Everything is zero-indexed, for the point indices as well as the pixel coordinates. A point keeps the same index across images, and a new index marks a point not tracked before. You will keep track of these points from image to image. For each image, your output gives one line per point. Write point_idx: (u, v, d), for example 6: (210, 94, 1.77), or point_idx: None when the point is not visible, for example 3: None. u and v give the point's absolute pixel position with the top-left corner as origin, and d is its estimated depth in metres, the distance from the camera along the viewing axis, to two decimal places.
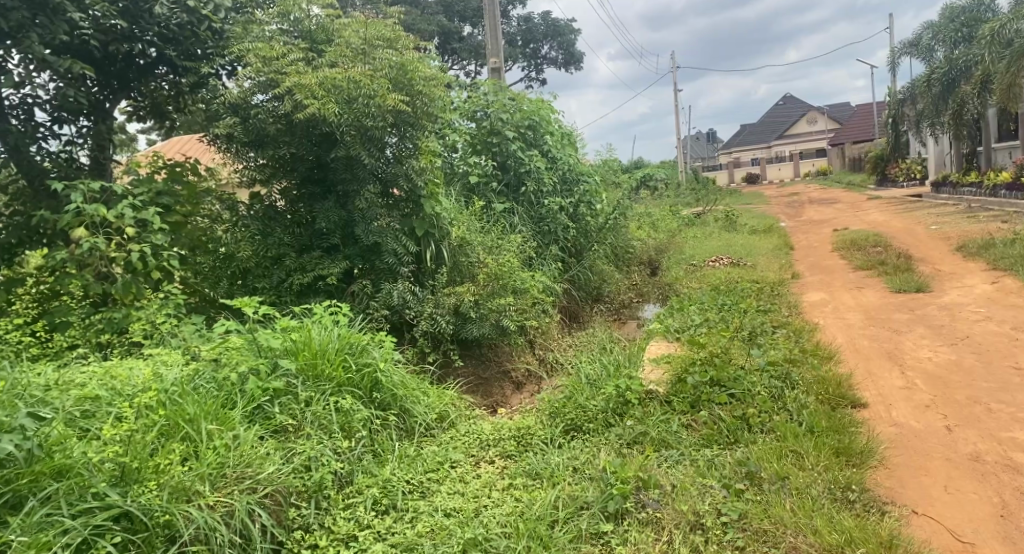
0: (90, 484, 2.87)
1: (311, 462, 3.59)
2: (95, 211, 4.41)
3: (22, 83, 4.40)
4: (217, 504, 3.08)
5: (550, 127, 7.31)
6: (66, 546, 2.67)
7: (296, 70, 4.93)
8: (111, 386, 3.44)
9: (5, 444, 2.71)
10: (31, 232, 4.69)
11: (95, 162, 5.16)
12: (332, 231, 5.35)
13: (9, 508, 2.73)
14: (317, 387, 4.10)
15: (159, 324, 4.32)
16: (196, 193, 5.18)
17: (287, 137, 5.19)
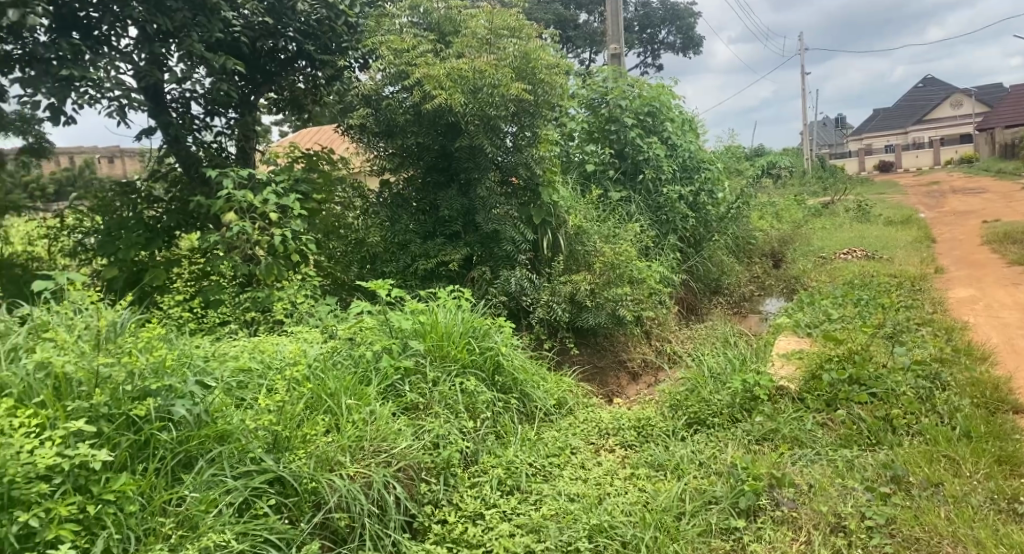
0: (248, 449, 3.09)
1: (439, 440, 3.73)
2: (245, 196, 4.76)
3: (182, 79, 4.78)
4: (357, 475, 3.25)
5: (671, 113, 7.12)
6: (230, 504, 2.90)
7: (425, 61, 5.05)
8: (261, 358, 3.71)
9: (179, 408, 2.95)
10: (187, 217, 5.16)
11: (241, 151, 5.56)
12: (454, 218, 5.48)
13: (182, 467, 2.96)
14: (443, 368, 4.25)
15: (298, 304, 4.60)
16: (330, 180, 5.47)
17: (415, 128, 5.35)
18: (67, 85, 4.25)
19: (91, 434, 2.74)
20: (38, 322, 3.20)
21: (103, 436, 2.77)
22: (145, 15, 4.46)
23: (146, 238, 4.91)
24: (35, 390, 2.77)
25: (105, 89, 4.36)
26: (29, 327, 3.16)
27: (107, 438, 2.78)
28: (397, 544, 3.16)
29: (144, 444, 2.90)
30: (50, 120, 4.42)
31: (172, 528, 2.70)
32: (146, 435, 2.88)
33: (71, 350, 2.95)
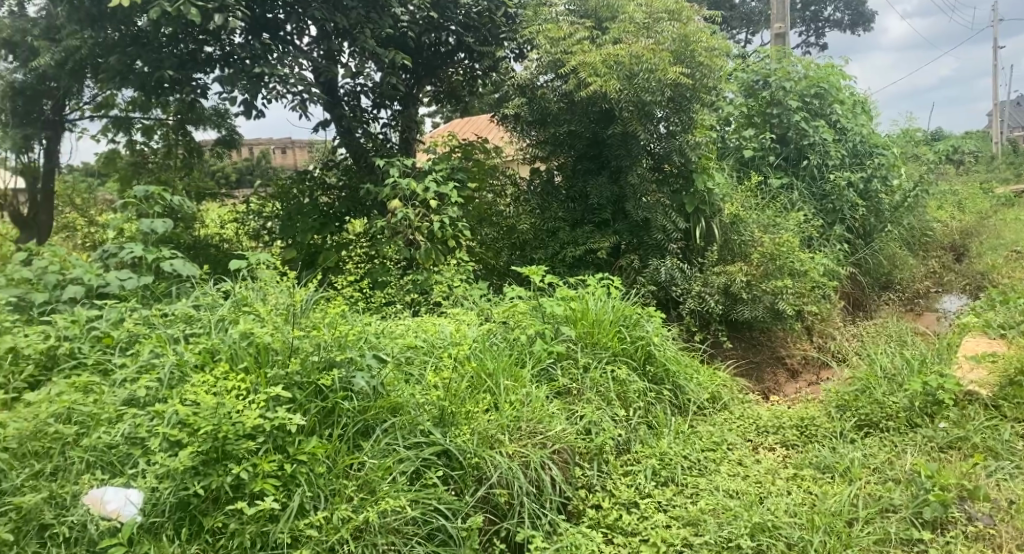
0: (418, 422, 3.28)
1: (592, 426, 3.74)
2: (408, 184, 5.02)
3: (356, 73, 5.09)
4: (515, 454, 3.35)
5: (840, 95, 6.66)
6: (403, 472, 3.08)
7: (582, 48, 5.03)
8: (425, 337, 3.90)
9: (359, 380, 3.21)
10: (356, 204, 5.52)
11: (404, 141, 5.84)
12: (603, 206, 5.39)
13: (361, 435, 3.19)
14: (594, 354, 4.23)
15: (455, 287, 4.79)
16: (484, 168, 5.64)
17: (568, 116, 5.38)
18: (260, 81, 4.66)
19: (287, 399, 3.04)
20: (240, 297, 3.65)
21: (296, 401, 3.07)
22: (326, 14, 4.78)
23: (320, 223, 5.35)
24: (240, 357, 3.13)
25: (290, 84, 4.74)
26: (233, 301, 3.61)
27: (300, 403, 3.07)
28: (554, 525, 3.22)
29: (330, 411, 3.16)
30: (244, 114, 4.87)
31: (354, 490, 2.92)
32: (331, 403, 3.14)
33: (265, 325, 3.31)
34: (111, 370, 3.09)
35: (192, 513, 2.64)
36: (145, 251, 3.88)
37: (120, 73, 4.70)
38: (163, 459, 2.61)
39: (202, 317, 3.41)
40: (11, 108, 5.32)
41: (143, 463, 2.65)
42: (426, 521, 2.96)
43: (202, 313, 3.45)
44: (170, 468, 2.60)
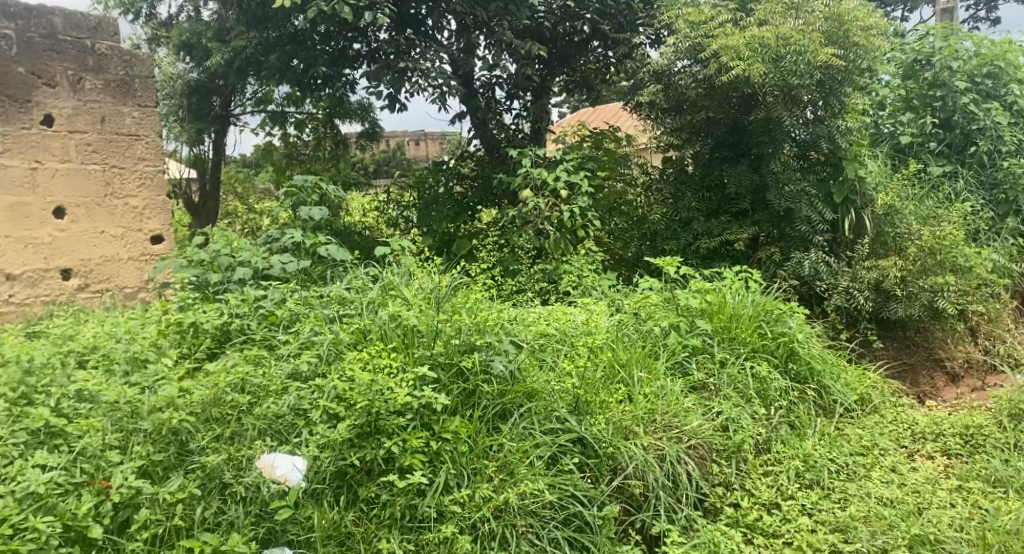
0: (553, 409, 3.31)
1: (729, 423, 3.60)
2: (540, 174, 5.04)
3: (493, 65, 5.16)
4: (651, 447, 3.30)
5: (1018, 74, 6.05)
6: (540, 456, 3.12)
7: (724, 32, 4.85)
8: (559, 325, 3.93)
9: (497, 363, 3.33)
10: (488, 193, 5.65)
11: (536, 131, 5.81)
12: (742, 195, 5.17)
13: (499, 417, 3.27)
14: (732, 350, 4.06)
15: (584, 277, 4.77)
16: (616, 157, 5.55)
17: (706, 102, 5.20)
18: (404, 76, 4.86)
19: (432, 379, 3.19)
20: (387, 281, 3.90)
21: (440, 382, 3.22)
22: (466, 8, 4.90)
23: (454, 212, 5.50)
24: (388, 336, 3.36)
25: (432, 78, 4.89)
26: (381, 285, 3.87)
27: (443, 384, 3.21)
28: (690, 520, 3.15)
29: (471, 393, 3.27)
30: (388, 107, 5.10)
31: (494, 471, 3.00)
32: (472, 385, 3.25)
33: (415, 308, 3.55)
34: (276, 346, 3.39)
35: (349, 482, 2.84)
36: (304, 237, 4.25)
37: (279, 71, 5.04)
38: (324, 431, 2.82)
39: (355, 300, 3.71)
40: (186, 105, 5.93)
41: (306, 433, 2.88)
42: (563, 506, 2.99)
43: (354, 296, 3.75)
44: (330, 438, 2.80)
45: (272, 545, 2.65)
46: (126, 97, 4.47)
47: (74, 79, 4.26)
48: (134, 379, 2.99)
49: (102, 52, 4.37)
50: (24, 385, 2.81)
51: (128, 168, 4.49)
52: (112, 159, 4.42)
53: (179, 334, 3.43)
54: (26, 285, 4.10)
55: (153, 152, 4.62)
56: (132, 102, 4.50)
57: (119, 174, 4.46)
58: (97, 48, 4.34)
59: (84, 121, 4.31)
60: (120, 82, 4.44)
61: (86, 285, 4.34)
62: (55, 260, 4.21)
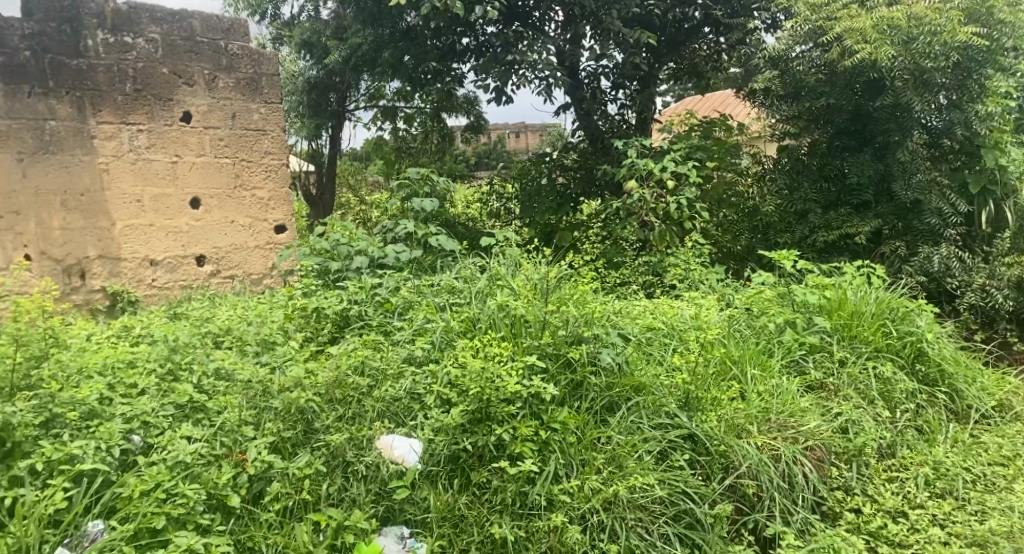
0: (662, 404, 3.26)
1: (851, 426, 3.42)
2: (646, 164, 4.89)
3: (600, 56, 5.06)
4: (765, 447, 3.19)
5: None
6: (649, 451, 3.09)
7: (849, 13, 4.64)
8: (666, 319, 3.88)
9: (605, 355, 3.32)
10: (591, 184, 5.58)
11: (642, 120, 5.64)
12: (865, 186, 4.88)
13: (607, 409, 3.25)
14: (853, 350, 3.85)
15: (691, 269, 4.64)
16: (726, 145, 5.32)
17: (827, 88, 4.94)
18: (511, 69, 4.90)
19: (540, 369, 3.22)
20: (494, 271, 3.96)
21: (548, 372, 3.23)
22: None
23: (557, 204, 5.50)
24: (497, 326, 3.42)
25: (538, 70, 4.89)
26: (489, 276, 3.94)
27: (551, 374, 3.23)
28: (808, 524, 3.02)
29: (578, 385, 3.27)
30: (495, 99, 5.16)
31: (603, 464, 2.99)
32: (580, 377, 3.26)
33: (523, 298, 3.60)
34: (392, 331, 3.56)
35: (463, 466, 2.93)
36: (416, 228, 4.42)
37: (393, 67, 5.24)
38: (438, 415, 2.95)
39: (464, 290, 3.81)
40: (305, 101, 6.25)
41: (422, 417, 3.02)
42: (672, 502, 2.94)
43: (463, 285, 3.85)
44: (444, 423, 2.92)
45: (391, 523, 2.77)
46: (254, 94, 4.78)
47: (210, 78, 4.57)
48: (264, 360, 3.21)
49: (234, 52, 4.67)
50: (171, 363, 3.07)
51: (255, 161, 4.82)
52: (241, 153, 4.75)
53: (303, 318, 3.64)
54: (168, 270, 4.45)
55: (277, 146, 4.93)
56: (259, 98, 4.81)
57: (247, 167, 4.79)
58: (230, 49, 4.64)
59: (217, 117, 4.62)
60: (249, 80, 4.75)
61: (218, 270, 4.68)
62: (191, 247, 4.55)
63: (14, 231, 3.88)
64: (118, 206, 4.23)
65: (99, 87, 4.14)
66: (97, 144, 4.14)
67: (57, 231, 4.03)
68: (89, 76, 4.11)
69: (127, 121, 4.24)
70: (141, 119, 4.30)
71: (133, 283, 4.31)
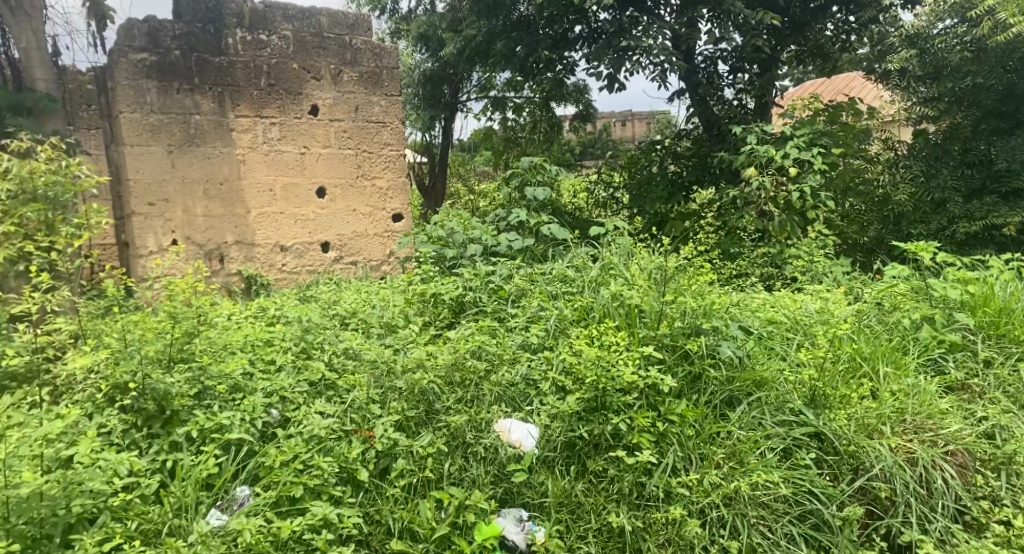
0: (786, 399, 3.14)
1: (998, 431, 3.16)
2: (767, 151, 4.68)
3: (719, 39, 4.92)
4: (899, 449, 3.01)
5: None
6: (772, 449, 2.98)
7: None
8: (789, 312, 3.73)
9: (725, 348, 3.23)
10: (706, 172, 5.35)
11: (761, 105, 5.38)
12: (1016, 172, 4.65)
13: (726, 404, 3.16)
14: (1001, 349, 3.55)
15: (815, 262, 4.45)
16: (854, 130, 5.03)
17: (973, 67, 4.97)
18: (625, 55, 4.83)
19: (658, 360, 3.17)
20: (607, 261, 3.92)
21: (666, 362, 3.18)
22: None
23: (668, 193, 5.25)
24: (612, 315, 3.40)
25: (653, 55, 4.78)
26: (602, 264, 3.91)
27: (669, 365, 3.17)
28: (949, 533, 2.81)
29: (697, 377, 3.20)
30: (607, 87, 5.11)
31: (723, 459, 2.91)
32: (699, 369, 3.18)
33: (638, 287, 3.55)
34: (506, 318, 3.62)
35: (579, 454, 2.94)
36: (529, 216, 4.48)
37: (505, 57, 5.30)
38: (554, 402, 2.98)
39: (577, 279, 3.80)
40: (421, 93, 6.47)
41: (538, 402, 3.07)
42: (797, 502, 2.83)
43: (576, 274, 3.85)
44: (561, 410, 2.94)
45: (509, 505, 2.82)
46: (375, 87, 4.99)
47: (335, 72, 4.81)
48: (388, 341, 3.36)
49: (357, 47, 4.89)
50: (305, 342, 3.26)
51: (375, 152, 5.04)
52: (362, 145, 4.97)
53: (423, 303, 3.77)
54: (296, 256, 4.73)
55: (396, 138, 5.14)
56: (380, 91, 5.03)
57: (368, 158, 5.01)
58: (353, 43, 4.87)
59: (342, 110, 4.86)
60: (371, 73, 4.96)
61: (341, 256, 4.94)
62: (317, 234, 4.81)
63: (164, 217, 4.22)
64: (253, 195, 4.53)
65: (238, 83, 4.43)
66: (235, 136, 4.44)
67: (201, 218, 4.35)
68: (229, 73, 4.40)
69: (262, 115, 4.53)
70: (273, 112, 4.57)
71: (265, 267, 4.60)
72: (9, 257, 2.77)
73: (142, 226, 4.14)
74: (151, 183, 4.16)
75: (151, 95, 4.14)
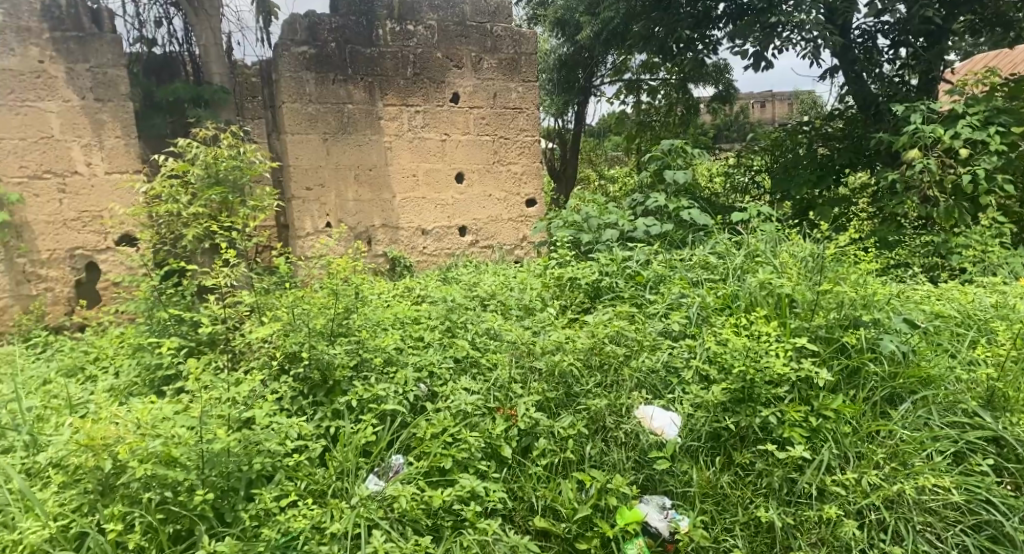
0: (959, 400, 2.89)
1: None
2: (933, 130, 4.31)
3: (881, 11, 4.57)
4: None
5: None
6: (942, 452, 2.76)
7: None
8: (959, 305, 3.43)
9: (888, 341, 3.03)
10: (859, 154, 4.99)
11: (926, 81, 4.95)
12: None
13: (889, 402, 2.96)
14: None
15: (988, 252, 4.06)
16: None
17: None
18: (773, 31, 4.59)
19: (811, 352, 3.02)
20: (753, 247, 3.77)
21: (819, 355, 3.02)
22: None
23: (817, 176, 4.97)
24: (759, 304, 3.28)
25: (805, 31, 4.52)
26: (746, 251, 3.76)
27: (823, 358, 3.02)
28: None
29: (855, 372, 3.02)
30: (752, 66, 4.89)
31: (885, 459, 2.72)
32: (857, 364, 3.00)
33: (788, 277, 3.39)
34: (645, 304, 3.56)
35: (725, 446, 2.85)
36: (668, 201, 4.38)
37: (644, 39, 5.20)
38: (698, 391, 2.91)
39: (719, 266, 3.68)
40: (556, 78, 6.52)
41: (680, 391, 3.01)
42: (971, 511, 2.60)
43: (719, 261, 3.72)
44: (705, 399, 2.87)
45: (651, 492, 2.79)
46: (514, 73, 5.06)
47: (476, 60, 4.91)
48: (528, 324, 3.41)
49: (498, 34, 4.97)
50: (449, 322, 3.38)
51: (512, 138, 5.11)
52: (499, 130, 5.06)
53: (559, 287, 3.79)
54: (436, 239, 4.91)
55: (532, 123, 5.18)
56: (518, 77, 5.08)
57: (504, 144, 5.10)
58: (494, 30, 4.95)
59: (481, 97, 4.97)
60: (510, 60, 5.03)
61: (477, 240, 5.07)
62: (456, 218, 4.97)
63: (320, 201, 4.51)
64: (397, 180, 4.74)
65: (386, 72, 4.63)
66: (383, 124, 4.66)
67: (351, 202, 4.61)
68: (379, 63, 4.61)
69: (408, 103, 4.72)
70: (418, 100, 4.75)
71: (408, 249, 4.81)
72: (197, 235, 3.09)
73: (300, 209, 4.45)
74: (309, 169, 4.45)
75: (310, 86, 4.41)
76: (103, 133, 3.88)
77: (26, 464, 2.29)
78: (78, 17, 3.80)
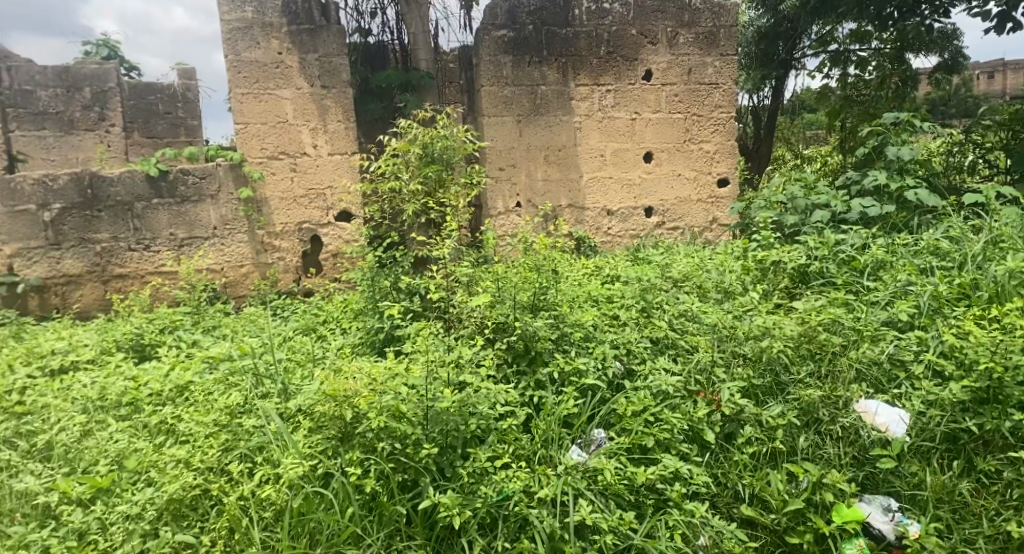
0: None
1: None
2: None
3: None
4: None
5: None
6: None
7: None
8: None
9: None
10: None
11: None
12: None
13: None
14: None
15: None
16: None
17: None
18: None
19: None
20: (996, 232, 3.34)
21: None
22: None
23: None
24: (1007, 295, 2.98)
25: None
26: (988, 236, 3.35)
27: None
28: None
29: None
30: (995, 28, 4.31)
31: None
32: None
33: None
34: (862, 292, 3.28)
35: (965, 450, 2.58)
36: (888, 180, 3.98)
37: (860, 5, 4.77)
38: (932, 388, 2.66)
39: (953, 252, 3.32)
40: (753, 53, 6.20)
41: (908, 386, 2.75)
42: None
43: (952, 247, 3.36)
44: (941, 397, 2.62)
45: (872, 491, 2.57)
46: (711, 48, 4.86)
47: (672, 35, 4.78)
48: (729, 307, 3.27)
49: (696, 7, 4.79)
50: (645, 301, 3.33)
51: (705, 115, 4.92)
52: (692, 107, 4.89)
53: (760, 271, 3.59)
54: (622, 219, 4.87)
55: (728, 99, 4.94)
56: (715, 51, 4.87)
57: (697, 121, 4.92)
58: (693, 4, 4.78)
59: (676, 73, 4.83)
60: (708, 34, 4.84)
61: (663, 222, 4.96)
62: (642, 199, 4.89)
63: (511, 181, 4.64)
64: (586, 160, 4.75)
65: (580, 52, 4.64)
66: (574, 104, 4.68)
67: (541, 182, 4.69)
68: (573, 43, 4.63)
69: (599, 83, 4.70)
70: (610, 79, 4.72)
71: (594, 229, 4.82)
72: (415, 210, 3.31)
73: (494, 189, 4.61)
74: (503, 150, 4.59)
75: (507, 69, 4.54)
76: (327, 117, 4.26)
77: (280, 408, 2.60)
78: (310, 12, 4.17)
